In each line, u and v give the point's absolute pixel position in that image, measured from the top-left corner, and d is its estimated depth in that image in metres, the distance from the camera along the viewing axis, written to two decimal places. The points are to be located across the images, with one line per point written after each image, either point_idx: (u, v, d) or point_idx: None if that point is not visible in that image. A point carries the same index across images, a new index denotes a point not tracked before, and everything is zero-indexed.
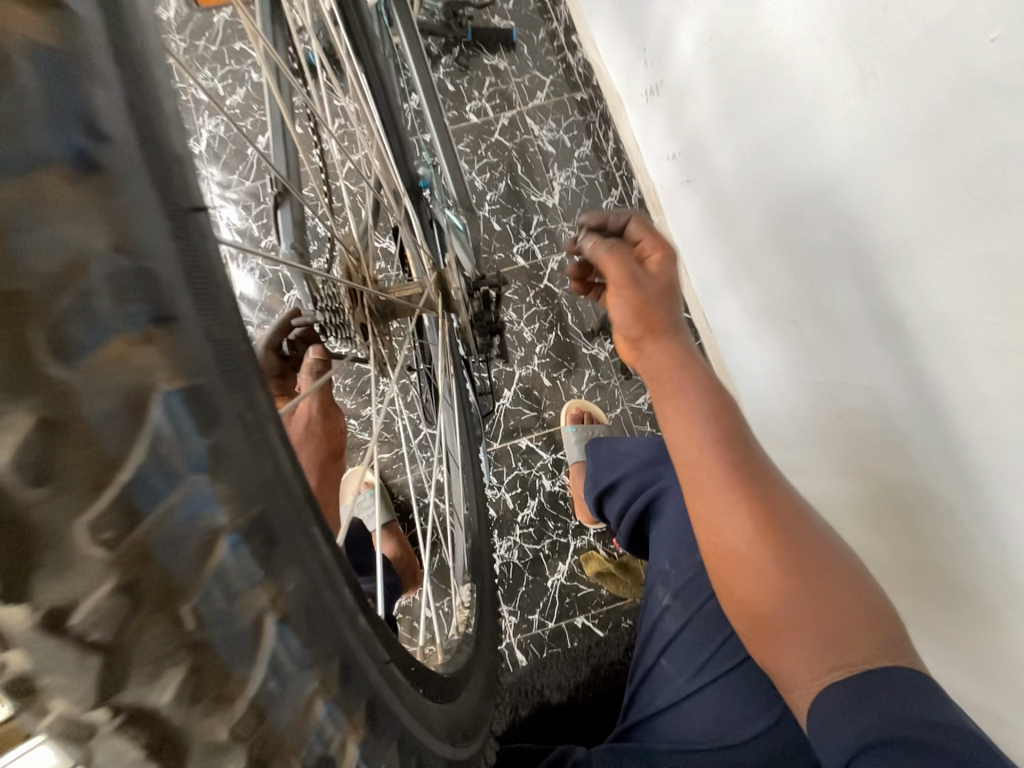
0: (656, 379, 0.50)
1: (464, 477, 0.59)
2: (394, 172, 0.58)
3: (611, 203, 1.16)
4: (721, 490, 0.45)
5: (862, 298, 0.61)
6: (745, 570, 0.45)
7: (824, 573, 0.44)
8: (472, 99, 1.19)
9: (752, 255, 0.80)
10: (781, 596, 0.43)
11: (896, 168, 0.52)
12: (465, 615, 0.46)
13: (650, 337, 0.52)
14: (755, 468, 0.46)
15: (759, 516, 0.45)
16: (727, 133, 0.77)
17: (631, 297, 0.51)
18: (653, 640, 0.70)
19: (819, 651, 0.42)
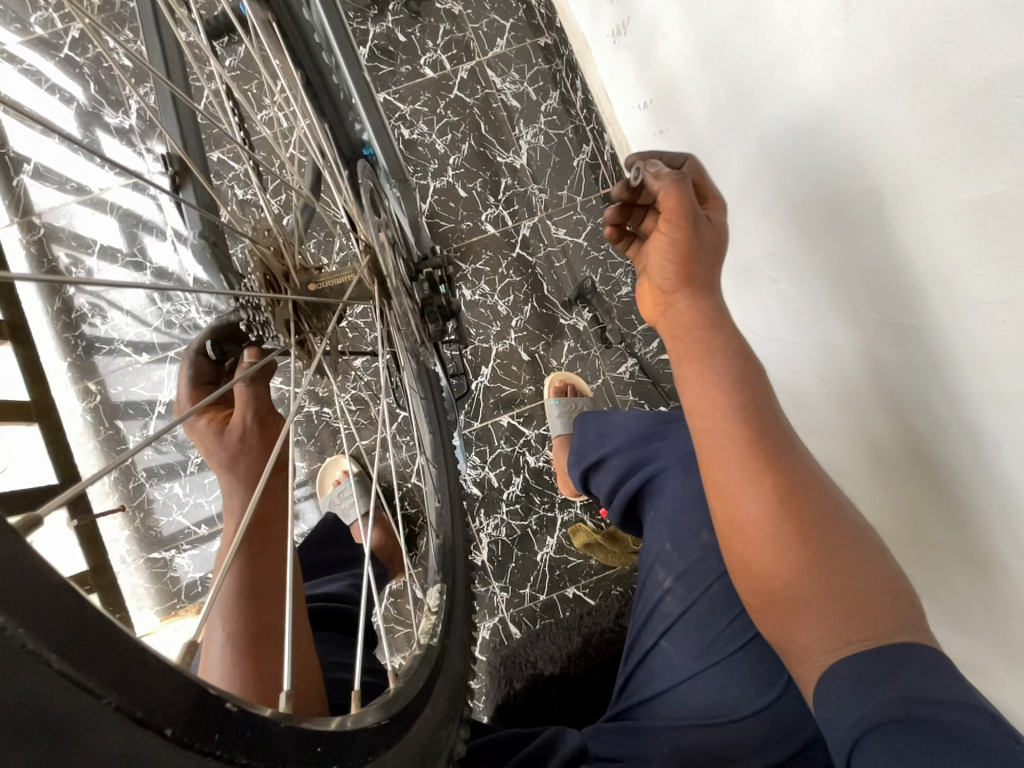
0: (689, 334, 0.51)
1: (434, 470, 0.56)
2: (318, 134, 0.52)
3: (583, 161, 1.09)
4: (742, 456, 0.45)
5: (848, 257, 0.58)
6: (761, 541, 0.44)
7: (841, 545, 0.43)
8: (426, 51, 1.09)
9: (731, 214, 0.75)
10: (796, 569, 0.42)
11: (882, 108, 0.47)
12: (430, 624, 0.44)
13: (697, 285, 0.52)
14: (775, 437, 0.46)
15: (777, 483, 0.44)
16: (698, 76, 0.70)
17: (682, 242, 0.50)
18: (652, 622, 0.69)
19: (833, 629, 0.41)
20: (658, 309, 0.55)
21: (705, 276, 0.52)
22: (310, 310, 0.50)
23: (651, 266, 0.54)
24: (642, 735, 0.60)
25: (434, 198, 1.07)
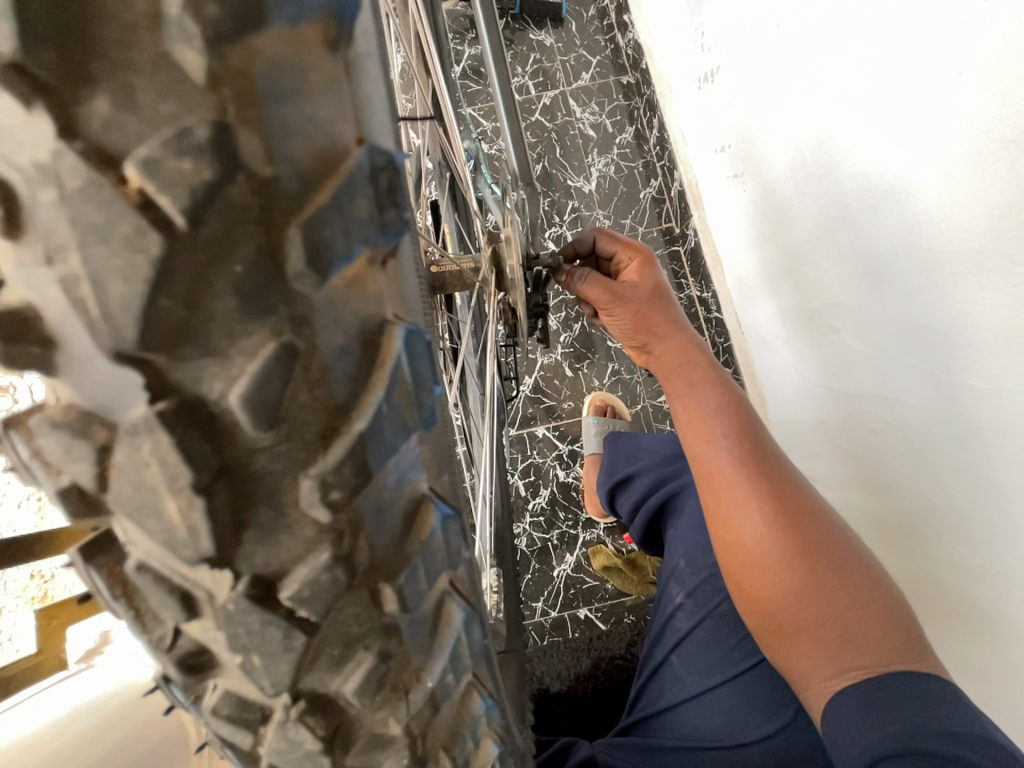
0: (674, 374, 0.54)
1: (488, 459, 0.56)
2: (457, 141, 0.55)
3: (649, 194, 1.13)
4: (731, 480, 0.46)
5: (908, 308, 0.60)
6: (756, 563, 0.43)
7: (840, 568, 0.42)
8: (514, 75, 1.15)
9: (799, 259, 0.77)
10: (792, 591, 0.41)
11: (966, 177, 0.50)
12: (495, 599, 0.45)
13: (662, 328, 0.55)
14: (763, 461, 0.46)
15: (770, 509, 0.44)
16: (784, 131, 0.74)
17: (625, 309, 0.55)
18: (664, 636, 0.69)
19: (828, 654, 0.40)
20: (643, 356, 0.58)
21: (666, 322, 0.56)
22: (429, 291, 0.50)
23: (613, 331, 0.59)
24: (644, 752, 0.60)
25: None
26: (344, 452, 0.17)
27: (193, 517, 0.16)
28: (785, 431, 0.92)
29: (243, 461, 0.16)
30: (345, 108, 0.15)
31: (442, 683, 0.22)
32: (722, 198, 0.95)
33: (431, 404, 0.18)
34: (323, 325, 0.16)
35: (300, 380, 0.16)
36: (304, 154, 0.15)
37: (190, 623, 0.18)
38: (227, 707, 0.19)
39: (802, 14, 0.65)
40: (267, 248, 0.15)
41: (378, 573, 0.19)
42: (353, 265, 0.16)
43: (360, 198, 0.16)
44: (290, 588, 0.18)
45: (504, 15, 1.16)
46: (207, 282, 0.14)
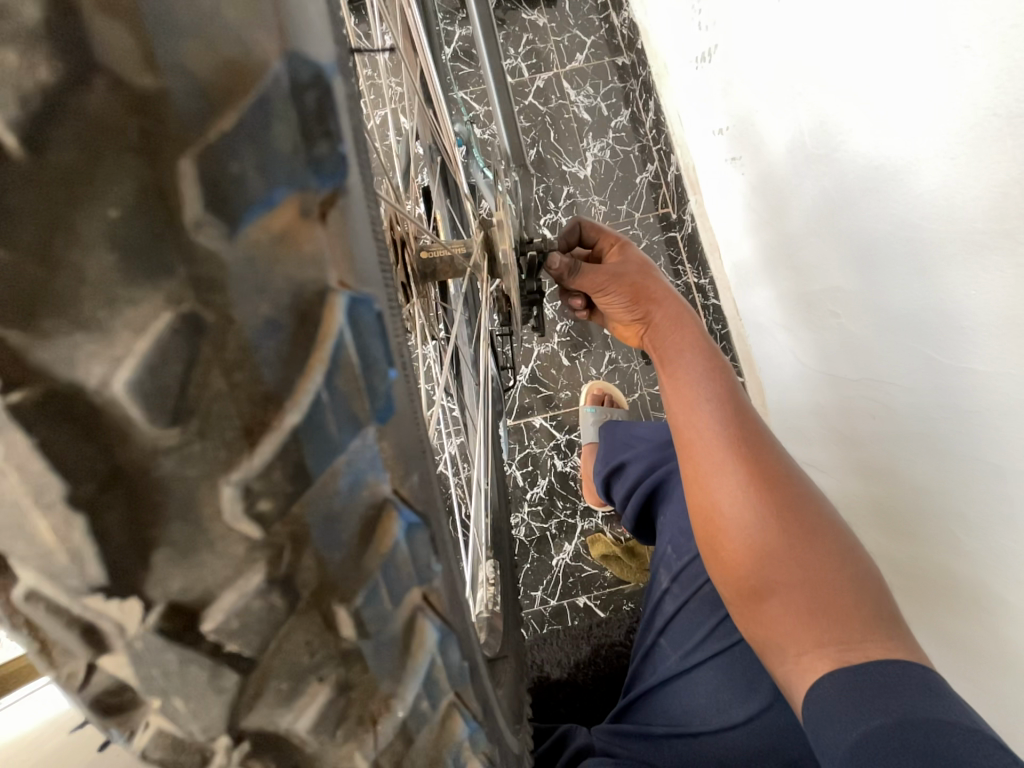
0: (665, 345, 0.53)
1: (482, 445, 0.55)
2: (444, 125, 0.54)
3: (645, 179, 1.11)
4: (712, 447, 0.45)
5: (906, 290, 0.59)
6: (733, 529, 0.43)
7: (816, 536, 0.42)
8: (506, 57, 1.13)
9: (797, 242, 0.76)
10: (766, 555, 0.41)
11: (975, 156, 0.48)
12: (491, 592, 0.44)
13: (653, 302, 0.55)
14: (745, 429, 0.46)
15: (749, 475, 0.44)
16: (782, 111, 0.72)
17: (619, 286, 0.55)
18: (653, 620, 0.69)
19: (801, 624, 0.40)
20: (638, 331, 0.58)
21: (657, 297, 0.55)
22: (421, 279, 0.49)
23: (607, 309, 0.58)
24: (641, 740, 0.59)
25: None
26: (272, 453, 0.16)
27: (72, 540, 0.16)
28: (783, 418, 0.91)
29: (143, 468, 0.16)
30: (261, 15, 0.14)
31: (415, 708, 0.21)
32: (718, 182, 0.94)
33: (385, 392, 0.17)
34: (234, 280, 0.15)
35: (212, 356, 0.15)
36: (200, 68, 0.13)
37: (103, 658, 0.17)
38: (159, 749, 0.19)
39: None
40: (150, 186, 0.14)
41: (330, 592, 0.19)
42: (270, 216, 0.15)
43: (277, 136, 0.15)
44: (213, 620, 0.17)
45: None
46: (77, 227, 0.14)
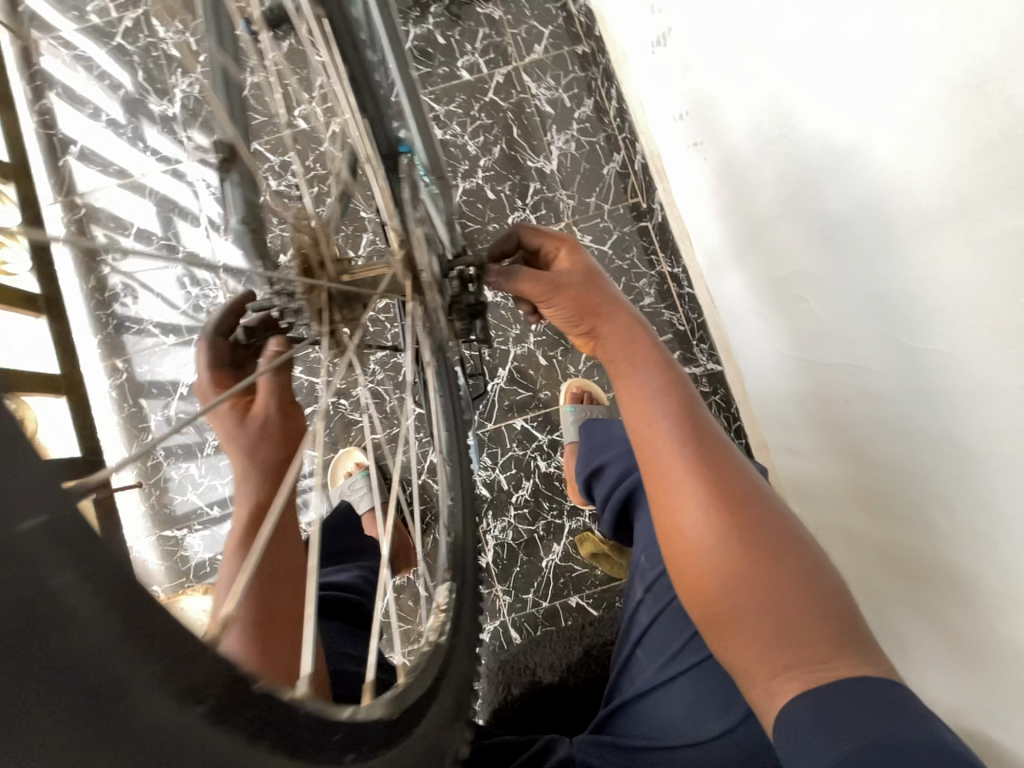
0: (617, 353, 0.51)
1: (448, 465, 0.55)
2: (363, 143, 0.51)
3: (613, 170, 1.08)
4: (672, 463, 0.44)
5: (871, 273, 0.57)
6: (698, 550, 0.41)
7: (782, 553, 0.40)
8: (463, 54, 1.11)
9: (763, 227, 0.74)
10: (732, 577, 0.39)
11: (928, 130, 0.46)
12: (438, 621, 0.43)
13: (602, 311, 0.53)
14: (706, 443, 0.44)
15: (710, 492, 0.42)
16: (739, 92, 0.70)
17: (563, 297, 0.53)
18: (630, 632, 0.68)
19: (769, 650, 0.38)
20: (589, 341, 0.55)
21: (607, 307, 0.53)
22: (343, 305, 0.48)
23: (555, 320, 0.56)
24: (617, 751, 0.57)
25: (462, 199, 1.08)
26: None
27: None
28: (765, 406, 0.90)
29: None
30: None
31: None
32: (684, 169, 0.91)
33: None
34: None
35: None
36: None
37: None
38: None
39: None
40: None
41: None
42: None
43: None
44: None
45: None
46: None
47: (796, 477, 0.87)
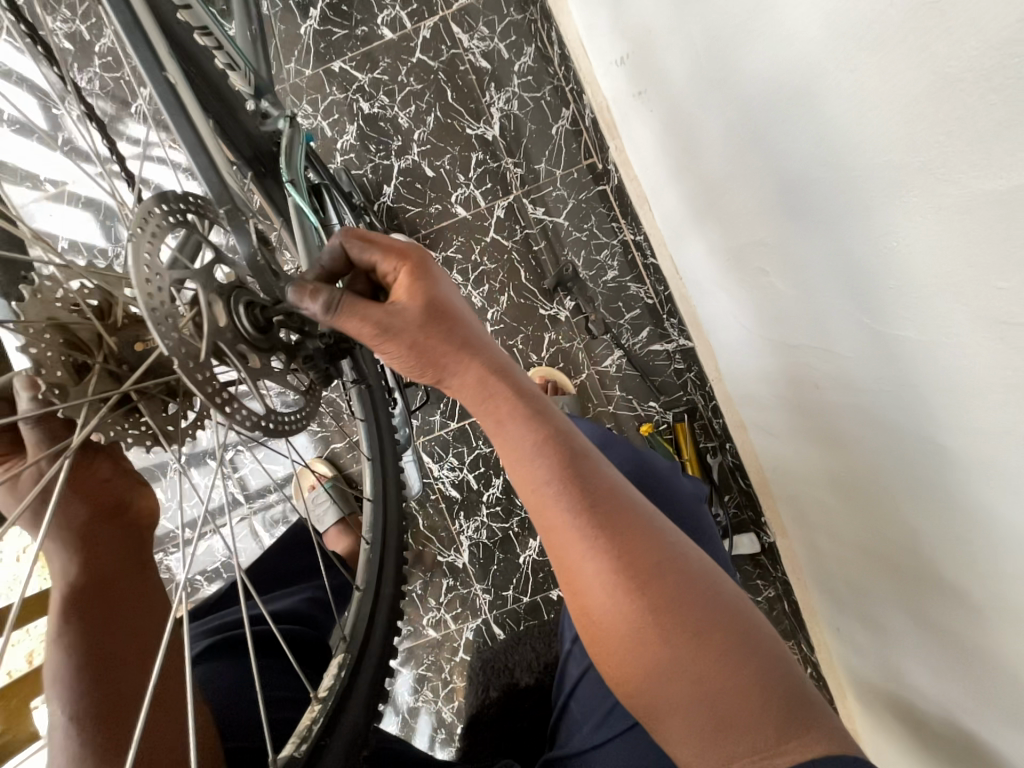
0: (477, 411, 0.42)
1: (373, 509, 0.54)
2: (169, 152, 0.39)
3: (562, 129, 0.96)
4: (570, 542, 0.38)
5: (833, 244, 0.48)
6: (612, 640, 0.36)
7: (704, 631, 0.35)
8: (382, 7, 0.97)
9: (717, 189, 0.64)
10: (650, 669, 0.35)
11: (883, 65, 0.36)
12: (309, 713, 0.41)
13: (447, 358, 0.41)
14: (605, 512, 0.38)
15: (614, 577, 0.36)
16: (676, 26, 0.58)
17: (397, 348, 0.41)
18: (565, 678, 0.58)
19: (704, 742, 0.33)
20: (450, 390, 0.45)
21: (451, 350, 0.41)
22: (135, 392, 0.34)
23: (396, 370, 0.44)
24: None
25: (398, 180, 0.98)
26: None
27: None
28: (738, 385, 0.82)
29: None
30: None
31: None
32: (632, 123, 0.80)
33: None
34: None
35: None
36: None
37: None
38: None
39: None
40: None
41: None
42: None
43: None
44: None
45: None
46: None
47: (775, 460, 0.81)
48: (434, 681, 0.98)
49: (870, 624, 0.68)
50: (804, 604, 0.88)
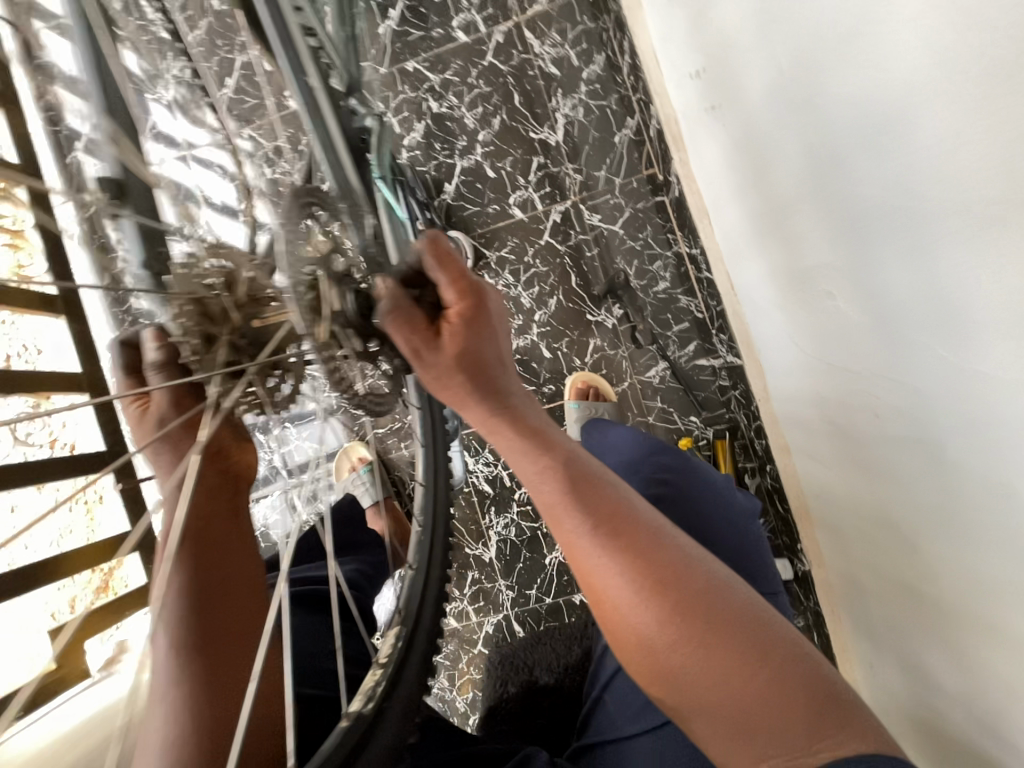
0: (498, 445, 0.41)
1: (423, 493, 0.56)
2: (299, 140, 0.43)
3: (625, 138, 0.97)
4: (587, 558, 0.37)
5: (911, 276, 0.48)
6: (638, 653, 0.36)
7: (735, 636, 0.34)
8: (459, 10, 0.99)
9: (786, 210, 0.63)
10: (677, 679, 0.34)
11: (989, 102, 0.36)
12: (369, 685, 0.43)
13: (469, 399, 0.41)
14: (623, 528, 0.37)
15: (635, 592, 0.35)
16: (760, 46, 0.58)
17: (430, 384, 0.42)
18: (601, 672, 0.58)
19: (741, 749, 0.33)
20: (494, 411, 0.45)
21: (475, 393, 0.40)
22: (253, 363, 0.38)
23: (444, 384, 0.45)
24: None
25: (459, 179, 1.01)
26: None
27: None
28: (785, 407, 0.82)
29: None
30: None
31: None
32: (700, 137, 0.80)
33: None
34: None
35: None
36: None
37: None
38: None
39: None
40: None
41: None
42: None
43: None
44: None
45: None
46: None
47: (817, 486, 0.79)
48: (451, 669, 1.01)
49: (913, 672, 0.65)
50: (834, 637, 0.86)
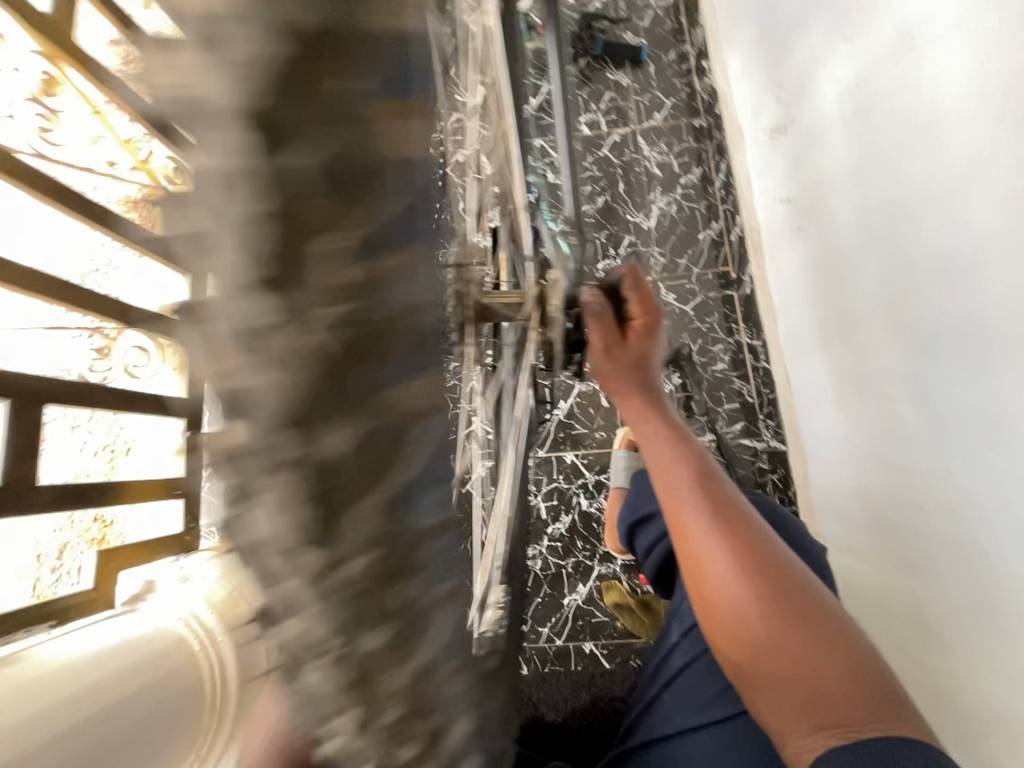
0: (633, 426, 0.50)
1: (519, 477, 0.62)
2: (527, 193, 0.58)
3: (708, 237, 1.12)
4: (695, 529, 0.43)
5: (971, 391, 0.57)
6: (724, 616, 0.40)
7: (817, 622, 0.39)
8: (588, 110, 1.20)
9: (857, 320, 0.75)
10: (759, 645, 0.38)
11: None
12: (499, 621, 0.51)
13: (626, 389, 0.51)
14: (731, 512, 0.43)
15: (736, 564, 0.40)
16: (855, 189, 0.72)
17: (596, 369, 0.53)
18: (659, 673, 0.60)
19: (803, 714, 0.37)
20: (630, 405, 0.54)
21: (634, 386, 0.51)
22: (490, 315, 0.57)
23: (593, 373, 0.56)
24: None
25: None
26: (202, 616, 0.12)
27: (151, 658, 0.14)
28: (824, 494, 0.88)
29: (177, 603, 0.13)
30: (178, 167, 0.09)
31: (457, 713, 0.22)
32: (781, 248, 0.94)
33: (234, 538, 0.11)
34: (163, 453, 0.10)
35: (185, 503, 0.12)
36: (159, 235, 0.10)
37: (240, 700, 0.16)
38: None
39: (883, 83, 0.65)
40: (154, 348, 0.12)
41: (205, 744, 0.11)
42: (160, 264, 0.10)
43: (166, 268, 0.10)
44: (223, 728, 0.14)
45: (585, 55, 1.22)
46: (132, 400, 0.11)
47: (846, 576, 0.84)
48: None
49: None
50: None
